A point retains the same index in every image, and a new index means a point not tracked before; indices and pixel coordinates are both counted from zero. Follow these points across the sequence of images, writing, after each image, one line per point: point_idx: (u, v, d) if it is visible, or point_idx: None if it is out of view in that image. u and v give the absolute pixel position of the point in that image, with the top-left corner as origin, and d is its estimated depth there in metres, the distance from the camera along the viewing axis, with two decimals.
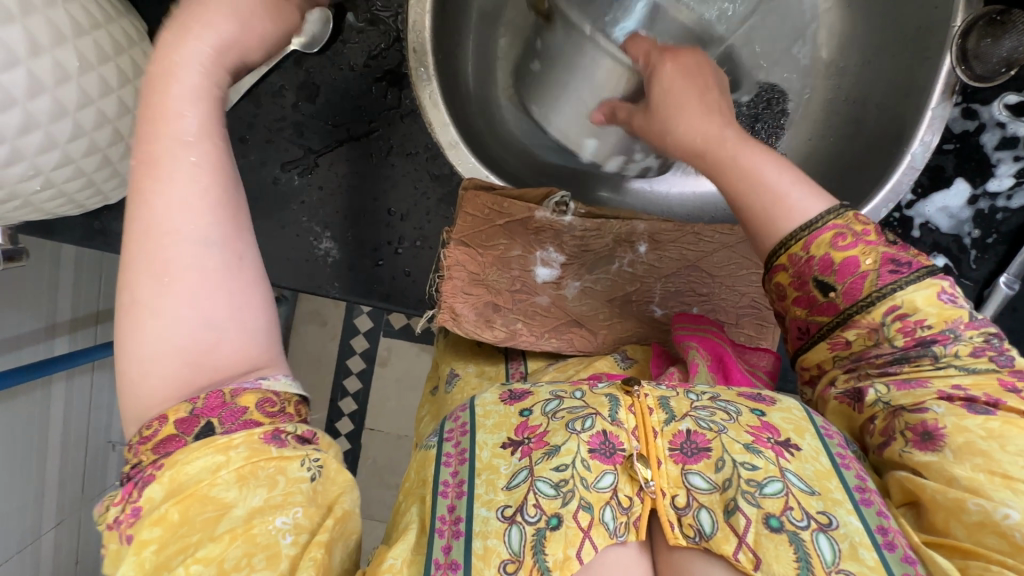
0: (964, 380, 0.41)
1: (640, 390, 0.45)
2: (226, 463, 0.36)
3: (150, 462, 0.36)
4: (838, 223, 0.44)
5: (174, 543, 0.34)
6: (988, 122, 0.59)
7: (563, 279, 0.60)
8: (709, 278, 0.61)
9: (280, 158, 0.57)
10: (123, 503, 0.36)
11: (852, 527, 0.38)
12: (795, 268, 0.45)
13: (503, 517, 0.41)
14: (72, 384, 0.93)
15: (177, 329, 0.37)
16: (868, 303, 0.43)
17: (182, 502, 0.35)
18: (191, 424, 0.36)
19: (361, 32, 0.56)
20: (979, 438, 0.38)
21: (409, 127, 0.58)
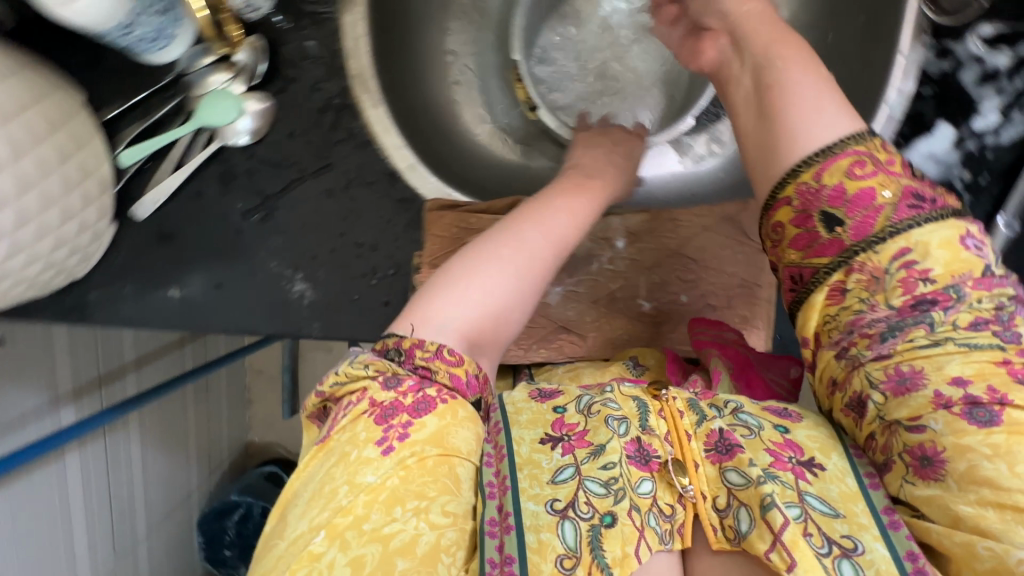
0: (964, 368, 0.37)
1: (668, 394, 0.44)
2: (468, 453, 0.41)
3: (413, 401, 0.41)
4: (861, 150, 0.42)
5: (411, 484, 0.38)
6: (965, 58, 0.56)
7: (543, 285, 0.58)
8: (694, 264, 0.59)
9: (238, 207, 0.56)
10: (400, 395, 0.42)
11: (878, 555, 0.35)
12: (802, 200, 0.42)
13: (553, 511, 0.38)
14: (86, 453, 0.93)
15: (489, 294, 0.46)
16: (875, 241, 0.40)
17: (441, 454, 0.40)
18: (475, 386, 0.44)
19: (299, 66, 0.54)
20: (985, 459, 0.35)
21: (364, 154, 0.56)
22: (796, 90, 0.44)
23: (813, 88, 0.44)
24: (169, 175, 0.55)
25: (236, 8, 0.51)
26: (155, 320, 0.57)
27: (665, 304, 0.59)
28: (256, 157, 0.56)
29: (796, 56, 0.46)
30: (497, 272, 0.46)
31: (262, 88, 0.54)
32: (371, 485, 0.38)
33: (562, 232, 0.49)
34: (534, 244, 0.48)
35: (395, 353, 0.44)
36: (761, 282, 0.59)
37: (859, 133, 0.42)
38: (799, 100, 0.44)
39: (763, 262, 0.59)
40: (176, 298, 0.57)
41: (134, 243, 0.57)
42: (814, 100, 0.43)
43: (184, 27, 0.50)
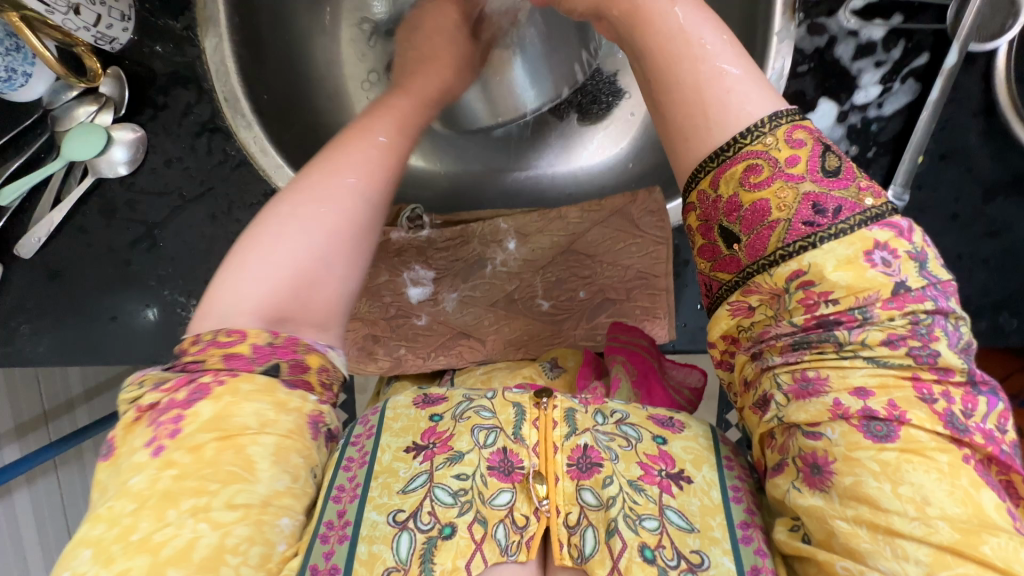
0: (869, 379, 0.30)
1: (549, 401, 0.40)
2: (275, 423, 0.34)
3: (184, 394, 0.33)
4: (754, 152, 0.32)
5: (190, 480, 0.31)
6: (839, 33, 0.55)
7: (438, 293, 0.58)
8: (588, 259, 0.59)
9: (123, 239, 0.56)
10: (170, 392, 0.34)
11: (722, 569, 0.33)
12: (702, 207, 0.34)
13: (393, 522, 0.35)
14: (36, 490, 0.93)
15: (271, 268, 0.37)
16: (770, 262, 0.32)
17: (221, 441, 0.32)
18: (265, 356, 0.35)
19: (169, 94, 0.54)
20: (871, 476, 0.29)
21: (244, 176, 0.56)
22: (677, 77, 0.35)
23: (696, 75, 0.34)
24: (51, 209, 0.55)
25: (90, 42, 0.51)
26: (55, 358, 0.57)
27: (564, 302, 0.59)
28: (136, 187, 0.55)
29: (678, 31, 0.35)
30: (288, 230, 0.38)
31: (131, 118, 0.54)
32: (138, 492, 0.31)
33: (373, 170, 0.43)
34: (334, 190, 0.40)
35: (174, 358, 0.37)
36: (657, 274, 0.57)
37: (756, 126, 0.33)
38: (680, 91, 0.34)
39: (660, 253, 0.57)
40: (71, 334, 0.57)
41: (23, 282, 0.56)
42: (695, 90, 0.34)
43: (38, 66, 0.50)
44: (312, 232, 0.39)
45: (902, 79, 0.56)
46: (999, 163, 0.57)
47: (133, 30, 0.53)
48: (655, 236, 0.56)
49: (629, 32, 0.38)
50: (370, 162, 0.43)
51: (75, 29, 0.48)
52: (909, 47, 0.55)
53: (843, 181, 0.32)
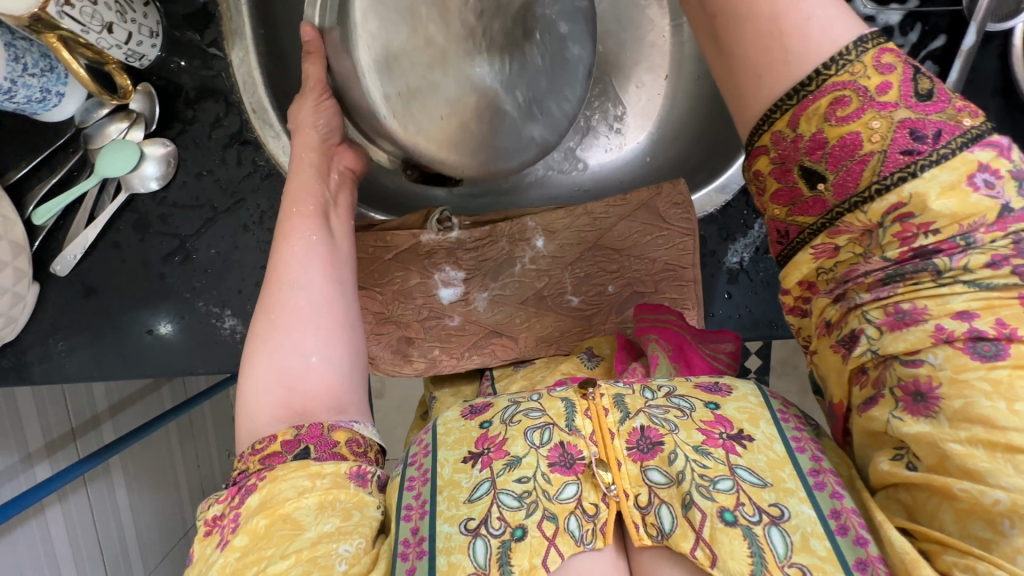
0: (972, 302, 0.31)
1: (595, 391, 0.42)
2: (311, 488, 0.39)
3: (239, 497, 0.40)
4: (844, 82, 0.32)
5: (252, 553, 0.36)
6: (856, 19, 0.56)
7: (469, 293, 0.59)
8: (616, 253, 0.59)
9: (157, 252, 0.57)
10: (226, 503, 0.40)
11: (805, 517, 0.34)
12: (779, 150, 0.35)
13: (466, 530, 0.37)
14: (68, 506, 0.94)
15: (282, 359, 0.44)
16: (863, 198, 0.33)
17: (270, 516, 0.38)
18: (294, 445, 0.41)
19: (198, 106, 0.55)
20: (984, 396, 0.29)
21: (272, 185, 0.56)
22: (754, 8, 0.33)
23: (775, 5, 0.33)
24: (85, 226, 0.55)
25: (121, 60, 0.51)
26: (92, 373, 0.57)
27: (592, 297, 0.60)
28: (169, 200, 0.56)
29: None
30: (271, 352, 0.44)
31: (161, 133, 0.55)
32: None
33: (318, 269, 0.48)
34: (290, 307, 0.45)
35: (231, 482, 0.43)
36: (685, 264, 0.58)
37: (841, 54, 0.32)
38: (757, 23, 0.33)
39: (686, 245, 0.58)
40: (108, 349, 0.57)
41: (59, 299, 0.57)
42: (774, 20, 0.33)
43: (70, 85, 0.51)
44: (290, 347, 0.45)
45: (920, 62, 0.56)
46: (1018, 140, 0.57)
47: (161, 46, 0.54)
48: (682, 228, 0.57)
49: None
50: (306, 267, 0.47)
51: (108, 47, 0.49)
52: (926, 30, 0.56)
53: (938, 104, 0.32)
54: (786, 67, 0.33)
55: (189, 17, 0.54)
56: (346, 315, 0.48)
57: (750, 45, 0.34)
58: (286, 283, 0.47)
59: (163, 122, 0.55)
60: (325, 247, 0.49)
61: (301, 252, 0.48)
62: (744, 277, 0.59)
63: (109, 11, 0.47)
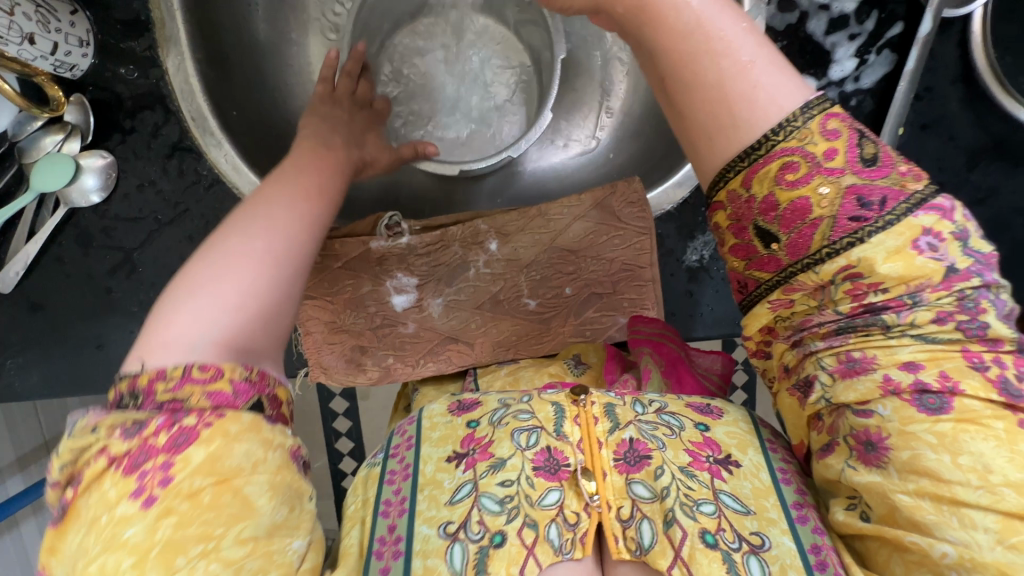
0: (917, 353, 0.31)
1: (586, 398, 0.41)
2: (266, 459, 0.31)
3: (166, 438, 0.29)
4: (789, 148, 0.32)
5: (194, 527, 0.29)
6: (810, 8, 0.55)
7: (423, 300, 0.58)
8: (573, 255, 0.58)
9: (101, 267, 0.55)
10: (145, 436, 0.29)
11: (785, 548, 0.34)
12: (733, 208, 0.34)
13: (445, 534, 0.36)
14: (43, 520, 0.93)
15: (247, 276, 0.35)
16: (814, 259, 0.32)
17: (219, 485, 0.29)
18: (244, 392, 0.32)
19: (137, 117, 0.54)
20: (929, 449, 0.29)
21: (217, 195, 0.55)
22: (698, 74, 0.33)
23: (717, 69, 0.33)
24: (26, 242, 0.54)
25: (50, 70, 0.50)
26: (38, 390, 0.56)
27: (551, 300, 0.58)
28: (110, 215, 0.55)
29: (693, 19, 0.33)
30: (223, 275, 0.34)
31: (100, 144, 0.54)
32: (136, 544, 0.28)
33: (304, 213, 0.40)
34: (264, 236, 0.37)
35: (131, 395, 0.31)
36: (643, 264, 0.57)
37: (787, 119, 0.32)
38: (701, 89, 0.33)
39: (644, 244, 0.57)
40: (51, 365, 0.56)
41: (2, 316, 0.56)
42: (719, 86, 0.33)
43: (1, 101, 0.50)
44: (250, 272, 0.35)
45: (878, 51, 0.55)
46: (981, 128, 0.56)
47: (94, 55, 0.53)
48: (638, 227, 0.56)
49: (639, 26, 0.35)
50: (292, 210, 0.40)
51: (33, 58, 0.48)
52: (882, 18, 0.54)
53: (882, 169, 0.32)
54: (733, 130, 0.33)
55: (126, 25, 0.53)
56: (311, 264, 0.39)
57: (698, 108, 0.34)
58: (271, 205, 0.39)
59: (99, 135, 0.54)
60: (312, 201, 0.42)
61: (285, 194, 0.40)
62: (704, 275, 0.58)
63: (28, 21, 0.46)
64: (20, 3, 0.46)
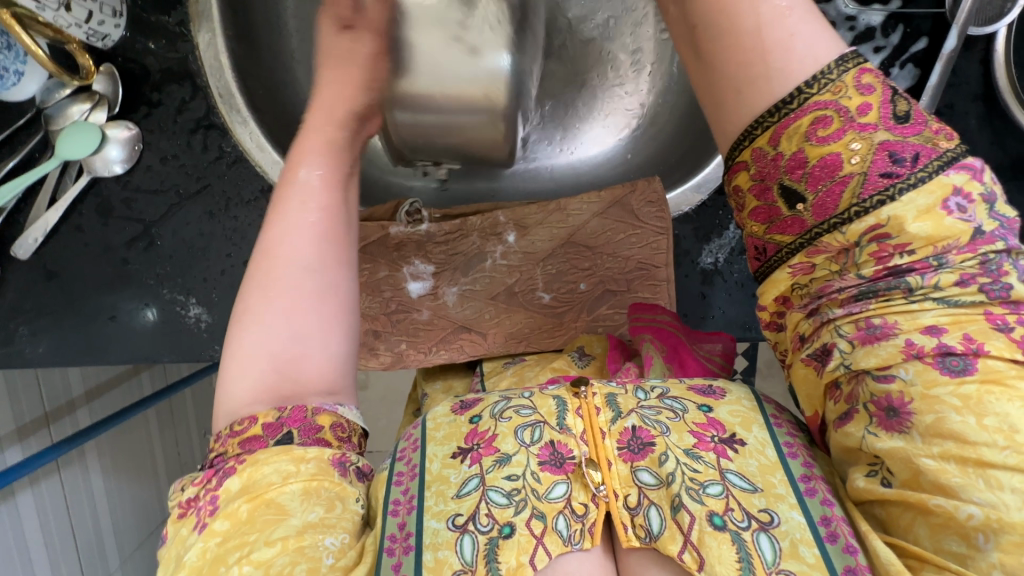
0: (940, 317, 0.31)
1: (587, 389, 0.42)
2: (296, 472, 0.36)
3: (216, 481, 0.36)
4: (824, 101, 0.31)
5: (233, 540, 0.33)
6: (837, 19, 0.55)
7: (438, 288, 0.58)
8: (588, 251, 0.59)
9: (121, 238, 0.55)
10: (203, 485, 0.37)
11: (794, 523, 0.34)
12: (759, 166, 0.33)
13: (454, 527, 0.36)
14: (40, 491, 0.91)
15: (269, 332, 0.38)
16: (842, 219, 0.32)
17: (252, 501, 0.34)
18: (275, 429, 0.37)
19: (165, 91, 0.54)
20: (953, 412, 0.29)
21: (240, 172, 0.55)
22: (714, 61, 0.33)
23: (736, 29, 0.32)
24: (47, 209, 0.54)
25: (82, 39, 0.51)
26: (50, 359, 0.56)
27: (565, 294, 0.59)
28: (132, 186, 0.55)
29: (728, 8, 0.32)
30: (256, 327, 0.38)
31: (125, 116, 0.54)
32: (192, 566, 0.33)
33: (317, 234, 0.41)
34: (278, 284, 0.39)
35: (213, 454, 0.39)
36: (658, 263, 0.57)
37: (822, 73, 0.31)
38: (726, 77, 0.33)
39: (660, 244, 0.57)
40: (68, 334, 0.56)
41: (19, 282, 0.56)
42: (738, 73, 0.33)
43: (31, 64, 0.51)
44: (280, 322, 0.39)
45: (901, 65, 0.56)
46: (998, 146, 0.56)
47: (126, 27, 0.53)
48: (655, 227, 0.56)
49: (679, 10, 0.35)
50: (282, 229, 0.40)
51: (68, 27, 0.48)
52: (908, 32, 0.55)
53: (915, 126, 0.31)
54: (763, 82, 0.32)
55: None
56: (342, 292, 0.41)
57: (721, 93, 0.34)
58: (274, 247, 0.40)
59: (124, 107, 0.54)
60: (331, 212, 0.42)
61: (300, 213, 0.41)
62: (718, 278, 0.58)
63: None
64: None
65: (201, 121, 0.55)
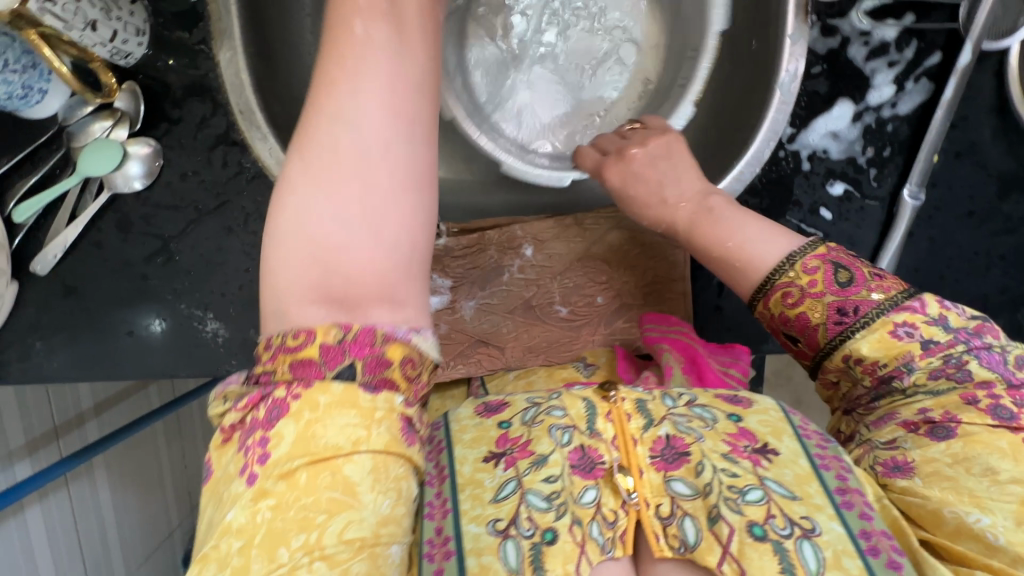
0: (927, 401, 0.38)
1: (617, 394, 0.41)
2: (367, 437, 0.30)
3: (264, 411, 0.31)
4: (782, 282, 0.43)
5: (292, 513, 0.29)
6: (851, 34, 0.56)
7: (456, 301, 0.58)
8: (605, 264, 0.59)
9: (139, 252, 0.56)
10: (249, 409, 0.32)
11: (835, 534, 0.34)
12: (772, 325, 0.45)
13: (495, 531, 0.35)
14: (47, 505, 0.90)
15: (313, 206, 0.32)
16: (829, 352, 0.42)
17: (314, 465, 0.30)
18: (337, 356, 0.31)
19: (185, 108, 0.55)
20: (946, 465, 0.35)
21: (259, 187, 0.56)
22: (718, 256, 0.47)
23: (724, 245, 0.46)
24: (66, 226, 0.55)
25: (106, 57, 0.51)
26: (67, 374, 0.56)
27: (582, 308, 0.58)
28: (152, 202, 0.55)
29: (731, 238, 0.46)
30: (301, 197, 0.33)
31: (146, 132, 0.55)
32: (241, 528, 0.29)
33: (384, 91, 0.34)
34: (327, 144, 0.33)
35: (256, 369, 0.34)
36: (675, 277, 0.58)
37: (777, 267, 0.44)
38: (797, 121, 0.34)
39: (678, 258, 0.58)
40: (84, 350, 0.56)
41: (36, 299, 0.56)
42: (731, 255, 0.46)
43: (54, 82, 0.51)
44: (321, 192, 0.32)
45: (915, 79, 0.56)
46: (1012, 157, 0.57)
47: (148, 45, 0.53)
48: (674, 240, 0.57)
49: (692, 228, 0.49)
50: (359, 111, 0.33)
51: (93, 45, 0.49)
52: (921, 47, 0.56)
53: (857, 286, 0.41)
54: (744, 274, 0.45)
55: (180, 16, 0.53)
56: (408, 181, 0.34)
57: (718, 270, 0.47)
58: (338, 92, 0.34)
59: (145, 124, 0.55)
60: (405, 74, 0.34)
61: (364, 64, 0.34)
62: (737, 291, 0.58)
63: (92, 9, 0.47)
64: None
65: (220, 137, 0.55)
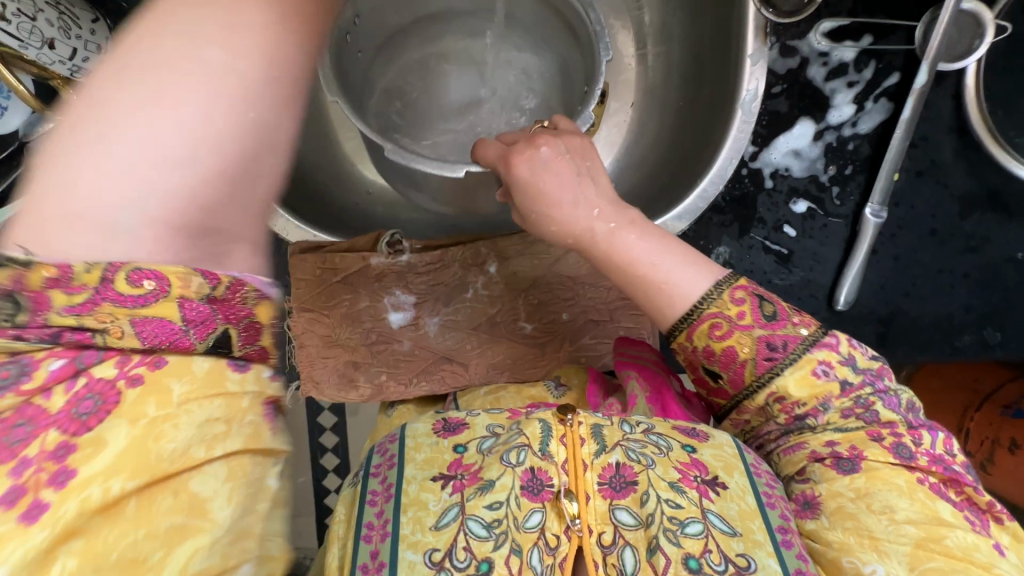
0: (835, 435, 0.42)
1: (573, 418, 0.41)
2: (225, 435, 0.30)
3: (63, 405, 0.26)
4: (709, 314, 0.44)
5: (113, 552, 0.25)
6: (810, 55, 0.57)
7: (420, 318, 0.58)
8: (569, 280, 0.59)
9: None
10: (21, 415, 0.25)
11: (771, 571, 0.35)
12: (687, 355, 0.46)
13: (431, 563, 0.35)
14: None
15: (134, 161, 0.29)
16: (750, 390, 0.44)
17: (153, 488, 0.27)
18: (205, 327, 0.30)
19: None
20: (849, 501, 0.39)
21: None
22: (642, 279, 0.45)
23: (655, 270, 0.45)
24: None
25: None
26: None
27: (547, 325, 0.58)
28: None
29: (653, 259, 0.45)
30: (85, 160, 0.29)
31: None
32: None
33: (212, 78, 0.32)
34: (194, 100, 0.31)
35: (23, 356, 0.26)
36: None
37: (706, 295, 0.44)
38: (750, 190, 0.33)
39: None
40: None
41: None
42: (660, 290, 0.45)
43: (14, 100, 0.52)
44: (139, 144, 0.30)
45: (874, 99, 0.57)
46: (974, 177, 0.57)
47: None
48: None
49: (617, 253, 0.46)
50: (222, 68, 0.32)
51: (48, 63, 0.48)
52: (880, 67, 0.56)
53: (780, 322, 0.44)
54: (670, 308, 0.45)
55: None
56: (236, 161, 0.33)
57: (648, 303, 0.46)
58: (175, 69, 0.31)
59: None
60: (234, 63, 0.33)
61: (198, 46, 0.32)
62: None
63: (51, 27, 0.47)
64: (44, 9, 0.47)
65: None
